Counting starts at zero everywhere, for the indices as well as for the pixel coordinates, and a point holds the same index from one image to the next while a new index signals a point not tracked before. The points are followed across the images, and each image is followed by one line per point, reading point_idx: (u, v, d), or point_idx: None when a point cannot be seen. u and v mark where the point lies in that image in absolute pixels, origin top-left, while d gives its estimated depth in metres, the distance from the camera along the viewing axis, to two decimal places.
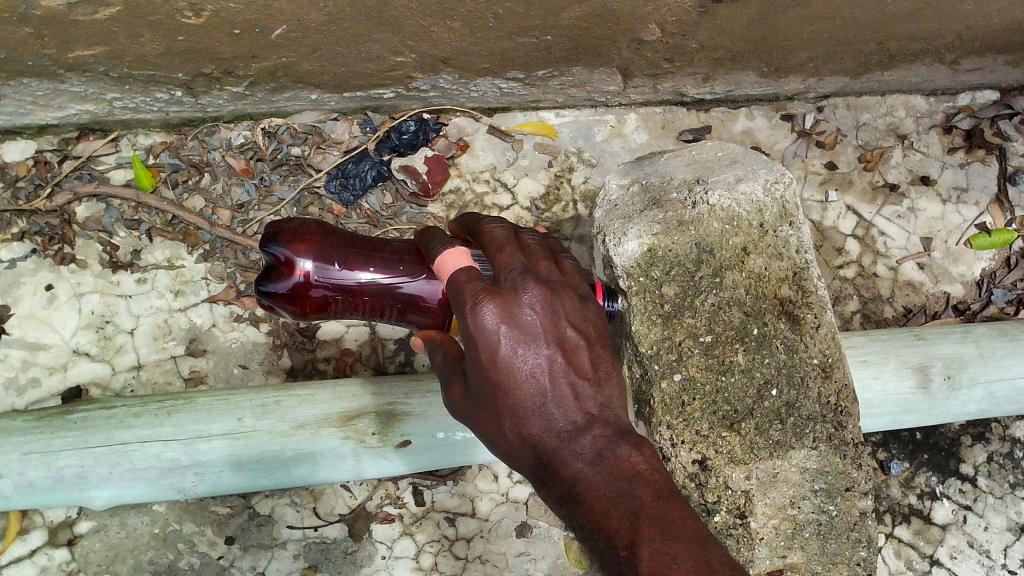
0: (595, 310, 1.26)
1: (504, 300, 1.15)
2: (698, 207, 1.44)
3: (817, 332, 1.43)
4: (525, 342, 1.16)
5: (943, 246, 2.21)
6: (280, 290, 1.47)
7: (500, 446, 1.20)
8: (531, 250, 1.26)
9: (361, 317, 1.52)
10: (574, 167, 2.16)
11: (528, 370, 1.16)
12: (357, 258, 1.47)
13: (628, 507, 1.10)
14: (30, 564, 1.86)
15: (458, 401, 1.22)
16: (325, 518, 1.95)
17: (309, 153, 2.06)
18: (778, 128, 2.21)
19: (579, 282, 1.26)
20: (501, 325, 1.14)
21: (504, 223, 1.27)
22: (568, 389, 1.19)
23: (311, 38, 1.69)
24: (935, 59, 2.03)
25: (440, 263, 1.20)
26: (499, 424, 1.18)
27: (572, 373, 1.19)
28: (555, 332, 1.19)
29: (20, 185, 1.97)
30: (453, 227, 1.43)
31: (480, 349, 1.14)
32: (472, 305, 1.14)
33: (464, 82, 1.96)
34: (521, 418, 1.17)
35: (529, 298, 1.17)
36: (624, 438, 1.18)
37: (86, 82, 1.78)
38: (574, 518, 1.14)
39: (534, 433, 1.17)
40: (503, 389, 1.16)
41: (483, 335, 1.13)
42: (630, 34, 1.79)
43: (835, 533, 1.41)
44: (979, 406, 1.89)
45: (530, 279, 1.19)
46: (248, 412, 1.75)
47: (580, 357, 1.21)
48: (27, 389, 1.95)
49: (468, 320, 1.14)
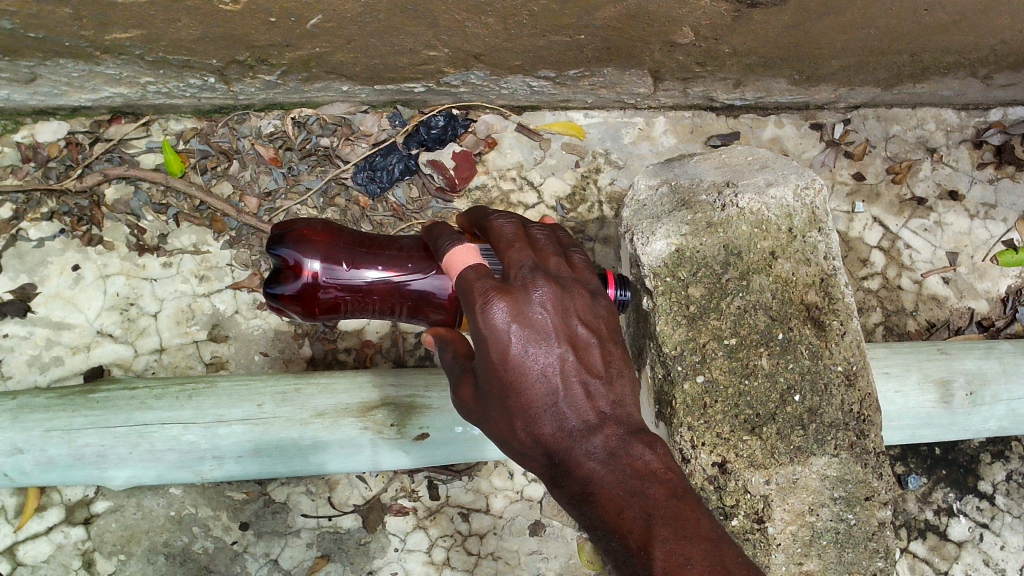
0: (607, 306, 1.26)
1: (514, 299, 1.15)
2: (727, 209, 1.44)
3: (843, 339, 1.42)
4: (536, 341, 1.16)
5: (969, 261, 2.20)
6: (288, 291, 1.47)
7: (512, 445, 1.20)
8: (541, 246, 1.26)
9: (371, 314, 1.52)
10: (601, 169, 2.16)
11: (539, 369, 1.16)
12: (364, 256, 1.47)
13: (641, 508, 1.08)
14: (47, 541, 1.88)
15: (469, 401, 1.23)
16: (340, 508, 1.95)
17: (338, 144, 2.06)
18: (806, 137, 2.20)
19: (590, 279, 1.26)
20: (511, 323, 1.14)
21: (514, 219, 1.26)
22: (579, 387, 1.18)
23: (346, 29, 1.70)
24: (969, 72, 2.02)
25: (448, 262, 1.19)
26: (510, 423, 1.18)
27: (583, 372, 1.19)
28: (566, 330, 1.19)
29: (52, 166, 2.00)
30: (462, 220, 1.41)
31: (491, 348, 1.14)
32: (481, 305, 1.13)
33: (495, 78, 1.96)
34: (533, 417, 1.17)
35: (540, 297, 1.17)
36: (637, 436, 1.17)
37: (120, 65, 1.79)
38: (586, 518, 1.12)
39: (546, 433, 1.17)
40: (515, 389, 1.16)
41: (493, 335, 1.13)
42: (663, 36, 1.79)
43: (852, 542, 1.40)
44: (1000, 423, 1.88)
45: (540, 276, 1.19)
46: (268, 399, 1.76)
47: (591, 355, 1.21)
48: (50, 368, 1.97)
49: (478, 319, 1.14)
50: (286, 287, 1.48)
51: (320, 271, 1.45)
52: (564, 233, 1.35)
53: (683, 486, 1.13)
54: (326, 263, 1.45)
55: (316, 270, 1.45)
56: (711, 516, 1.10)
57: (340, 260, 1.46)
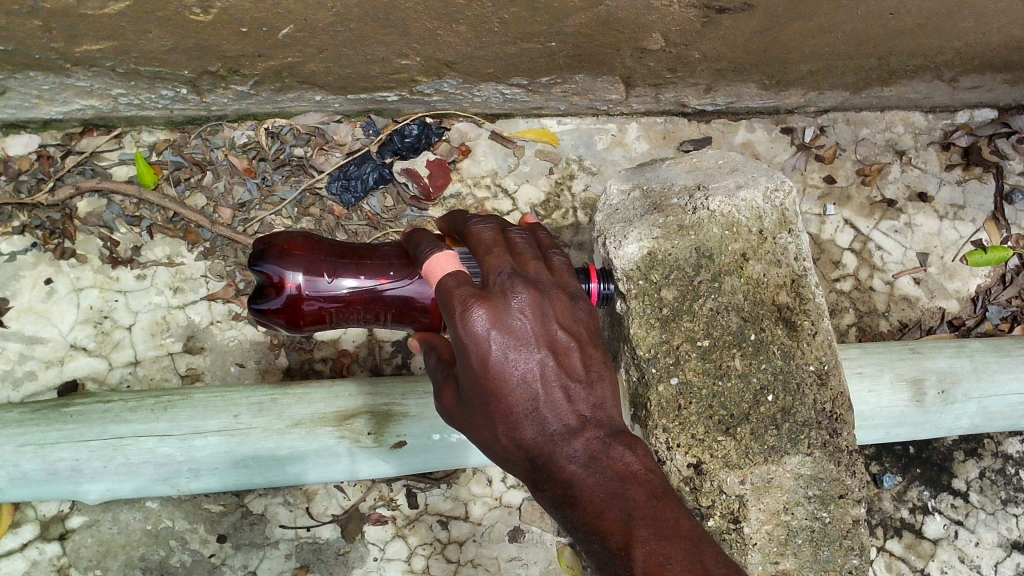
0: (585, 309, 1.26)
1: (494, 305, 1.15)
2: (699, 212, 1.45)
3: (814, 339, 1.43)
4: (516, 347, 1.16)
5: (939, 262, 2.23)
6: (273, 305, 1.47)
7: (494, 450, 1.21)
8: (519, 250, 1.26)
9: (358, 321, 1.53)
10: (575, 175, 2.17)
11: (520, 375, 1.16)
12: (346, 266, 1.47)
13: (622, 509, 1.10)
14: (22, 558, 1.86)
15: (451, 406, 1.23)
16: (318, 518, 1.94)
17: (312, 154, 2.06)
18: (777, 141, 2.23)
19: (568, 282, 1.26)
20: (492, 331, 1.14)
21: (492, 223, 1.26)
22: (560, 392, 1.19)
23: (318, 39, 1.70)
24: (935, 76, 2.05)
25: (427, 268, 1.20)
26: (492, 429, 1.19)
27: (564, 376, 1.20)
28: (546, 335, 1.19)
29: (23, 179, 1.99)
30: (442, 224, 1.42)
31: (471, 356, 1.14)
32: (461, 313, 1.14)
33: (468, 86, 1.97)
34: (514, 423, 1.17)
35: (520, 304, 1.17)
36: (617, 438, 1.18)
37: (91, 77, 1.79)
38: (569, 520, 1.14)
39: (528, 438, 1.17)
40: (496, 396, 1.16)
41: (473, 342, 1.14)
42: (634, 43, 1.80)
43: (827, 540, 1.41)
44: (972, 421, 1.90)
45: (519, 282, 1.19)
46: (244, 409, 1.75)
47: (571, 360, 1.21)
48: (23, 382, 1.95)
49: (458, 327, 1.14)
50: (271, 300, 1.48)
51: (305, 284, 1.45)
52: (543, 233, 1.36)
53: (664, 486, 1.15)
54: (310, 275, 1.45)
55: (301, 282, 1.45)
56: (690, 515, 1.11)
57: (324, 271, 1.46)
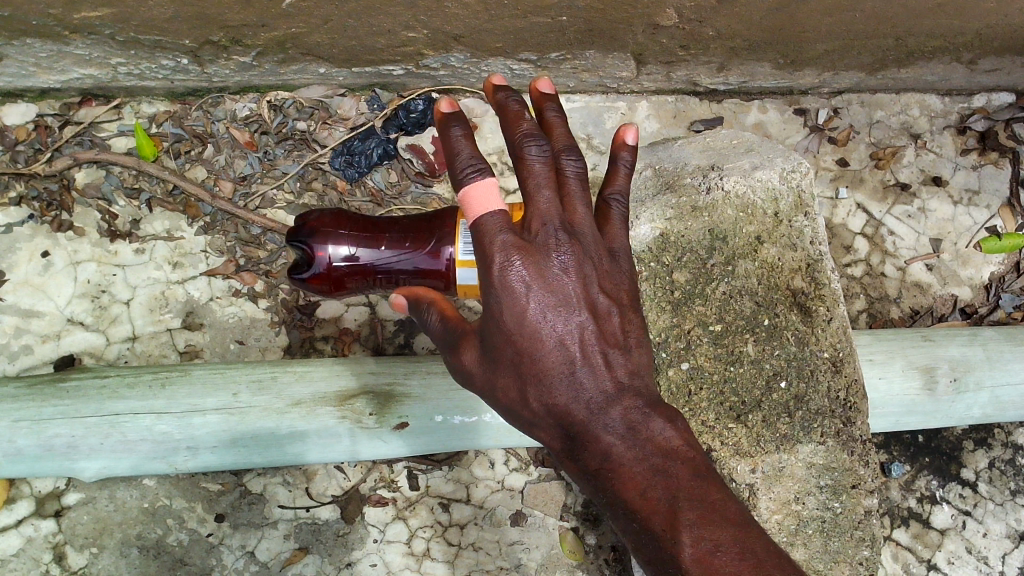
0: (627, 271, 1.23)
1: (536, 262, 1.13)
2: (712, 193, 1.40)
3: (830, 325, 1.37)
4: (556, 307, 1.13)
5: (953, 248, 2.19)
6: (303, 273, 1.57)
7: (522, 416, 1.18)
8: (576, 196, 1.18)
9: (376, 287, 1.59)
10: (584, 154, 2.10)
11: (557, 338, 1.13)
12: (365, 239, 1.56)
13: (665, 488, 1.08)
14: (17, 534, 1.84)
15: (474, 369, 1.19)
16: (318, 498, 1.92)
17: (315, 128, 2.02)
18: (790, 122, 2.18)
19: (614, 242, 1.22)
20: (530, 286, 1.12)
21: (554, 158, 1.17)
22: (597, 358, 1.16)
23: (322, 9, 1.66)
24: (953, 57, 2.01)
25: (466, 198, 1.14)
26: (523, 393, 1.16)
27: (602, 343, 1.17)
28: (588, 298, 1.16)
29: (20, 149, 1.95)
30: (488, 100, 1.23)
31: (506, 310, 1.13)
32: (500, 263, 1.12)
33: (476, 61, 1.92)
34: (547, 387, 1.14)
35: (563, 261, 1.14)
36: (655, 411, 1.16)
37: (90, 45, 1.77)
38: (603, 493, 1.12)
39: (561, 404, 1.15)
40: (530, 355, 1.13)
41: (510, 294, 1.12)
42: (647, 18, 1.76)
43: (838, 531, 1.36)
44: (984, 410, 1.87)
45: (567, 238, 1.15)
46: (243, 387, 1.72)
47: (611, 326, 1.18)
48: (19, 357, 1.92)
49: (495, 276, 1.12)
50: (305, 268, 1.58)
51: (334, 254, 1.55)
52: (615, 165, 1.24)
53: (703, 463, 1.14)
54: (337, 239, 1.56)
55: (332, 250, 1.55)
56: (734, 495, 1.11)
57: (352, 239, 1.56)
